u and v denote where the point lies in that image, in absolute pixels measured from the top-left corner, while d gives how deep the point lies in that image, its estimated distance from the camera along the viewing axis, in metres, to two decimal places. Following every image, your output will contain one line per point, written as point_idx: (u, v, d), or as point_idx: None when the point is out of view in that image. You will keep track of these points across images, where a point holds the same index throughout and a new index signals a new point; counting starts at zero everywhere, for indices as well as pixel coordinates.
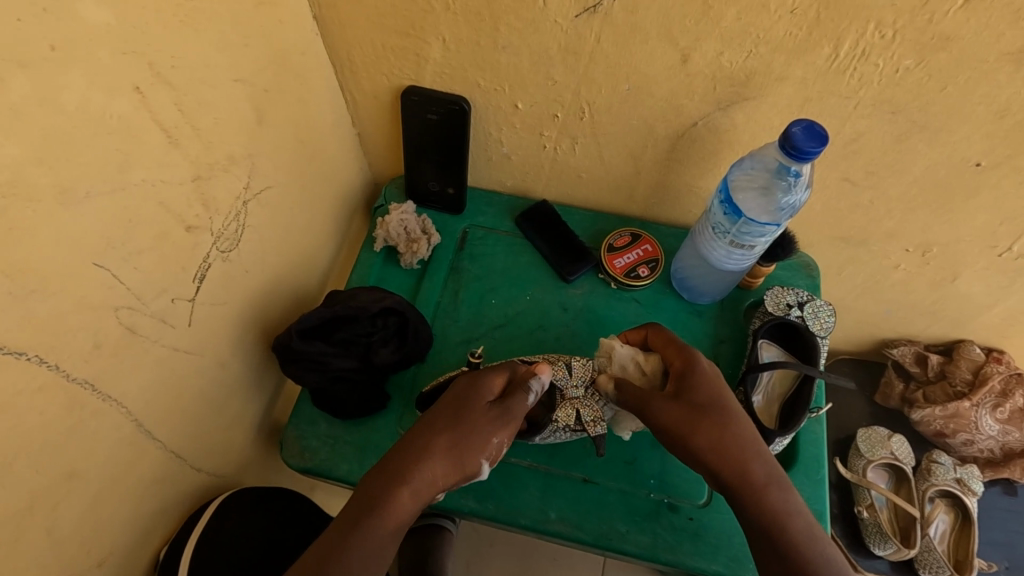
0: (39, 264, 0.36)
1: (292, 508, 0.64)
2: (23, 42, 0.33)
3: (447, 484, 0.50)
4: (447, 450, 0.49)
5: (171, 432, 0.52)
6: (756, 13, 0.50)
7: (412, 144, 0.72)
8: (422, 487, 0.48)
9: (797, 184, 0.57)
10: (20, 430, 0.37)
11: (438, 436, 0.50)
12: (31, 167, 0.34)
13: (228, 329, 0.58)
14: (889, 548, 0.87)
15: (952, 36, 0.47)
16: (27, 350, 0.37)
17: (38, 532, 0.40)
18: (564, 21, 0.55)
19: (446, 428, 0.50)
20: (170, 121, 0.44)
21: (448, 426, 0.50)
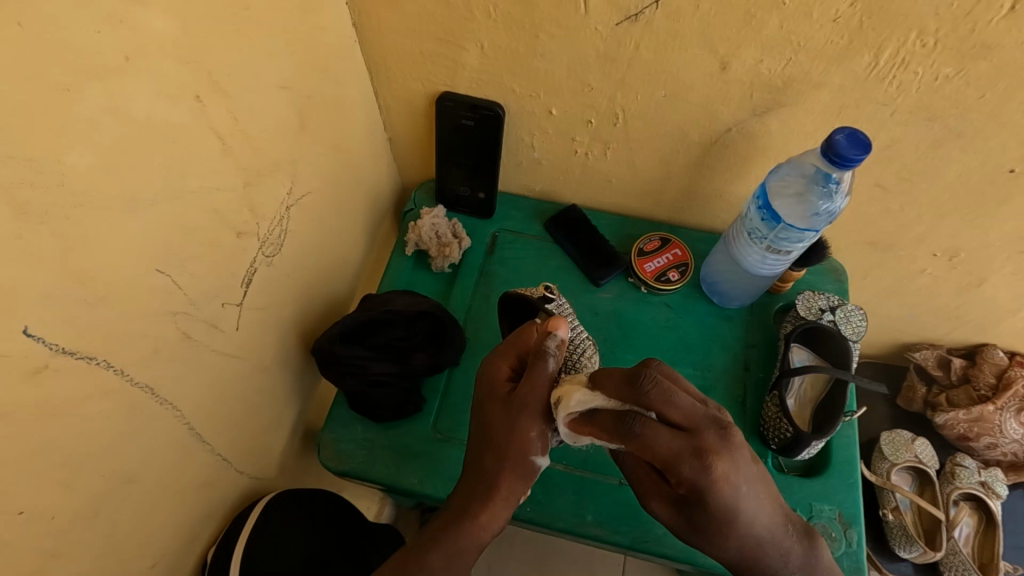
0: (107, 271, 0.37)
1: (334, 518, 0.64)
2: (100, 53, 0.33)
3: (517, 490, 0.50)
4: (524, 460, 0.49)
5: (217, 435, 0.52)
6: (798, 22, 0.50)
7: (444, 149, 0.73)
8: (512, 495, 0.50)
9: (837, 191, 0.57)
10: (87, 435, 0.38)
11: (507, 450, 0.49)
12: (103, 175, 0.35)
13: (269, 333, 0.58)
14: (915, 551, 0.87)
15: (993, 45, 0.48)
16: (95, 355, 0.37)
17: (100, 534, 0.41)
18: (604, 28, 0.55)
19: (509, 441, 0.49)
20: (223, 129, 0.45)
21: (514, 438, 0.49)
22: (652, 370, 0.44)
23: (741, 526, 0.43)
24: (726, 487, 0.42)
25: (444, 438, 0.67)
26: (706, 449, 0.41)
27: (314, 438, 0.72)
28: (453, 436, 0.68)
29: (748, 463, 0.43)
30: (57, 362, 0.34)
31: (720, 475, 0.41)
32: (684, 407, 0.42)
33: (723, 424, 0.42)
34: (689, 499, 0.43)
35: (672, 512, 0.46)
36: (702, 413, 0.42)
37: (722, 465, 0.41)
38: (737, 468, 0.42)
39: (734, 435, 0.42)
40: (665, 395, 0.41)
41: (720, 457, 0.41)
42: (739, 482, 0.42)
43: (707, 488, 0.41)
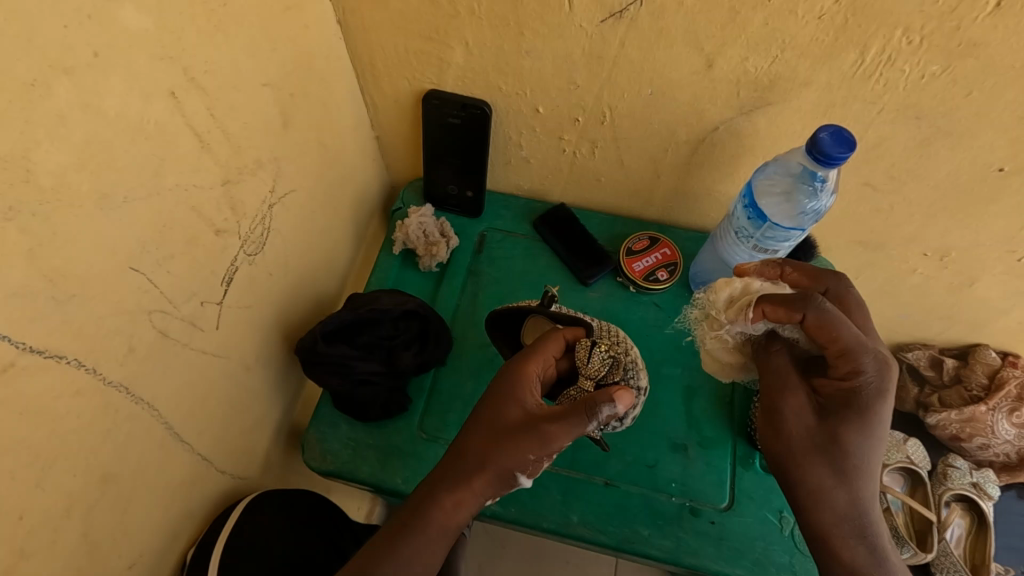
0: (78, 270, 0.36)
1: (321, 517, 0.64)
2: (69, 50, 0.33)
3: (489, 494, 0.48)
4: (513, 475, 0.47)
5: (198, 434, 0.52)
6: (783, 20, 0.50)
7: (432, 148, 0.73)
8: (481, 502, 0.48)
9: (824, 189, 0.56)
10: (59, 434, 0.38)
11: (503, 459, 0.47)
12: (72, 173, 0.35)
13: (252, 333, 0.58)
14: (907, 552, 0.86)
15: (979, 42, 0.47)
16: (67, 354, 0.37)
17: (74, 534, 0.40)
18: (589, 26, 0.55)
19: (508, 448, 0.47)
20: (201, 126, 0.44)
21: (515, 453, 0.47)
22: (831, 289, 0.55)
23: (868, 453, 0.51)
24: (878, 396, 0.50)
25: (430, 438, 0.67)
26: (878, 359, 0.50)
27: (300, 438, 0.72)
28: (439, 436, 0.67)
29: (886, 402, 0.51)
30: (24, 361, 0.34)
31: (867, 378, 0.50)
32: (852, 336, 0.49)
33: (882, 354, 0.51)
34: (840, 399, 0.52)
35: (809, 420, 0.53)
36: (867, 343, 0.50)
37: (869, 364, 0.50)
38: (880, 393, 0.50)
39: (885, 368, 0.50)
40: (849, 302, 0.55)
41: (869, 360, 0.50)
42: (886, 387, 0.51)
43: (867, 387, 0.50)
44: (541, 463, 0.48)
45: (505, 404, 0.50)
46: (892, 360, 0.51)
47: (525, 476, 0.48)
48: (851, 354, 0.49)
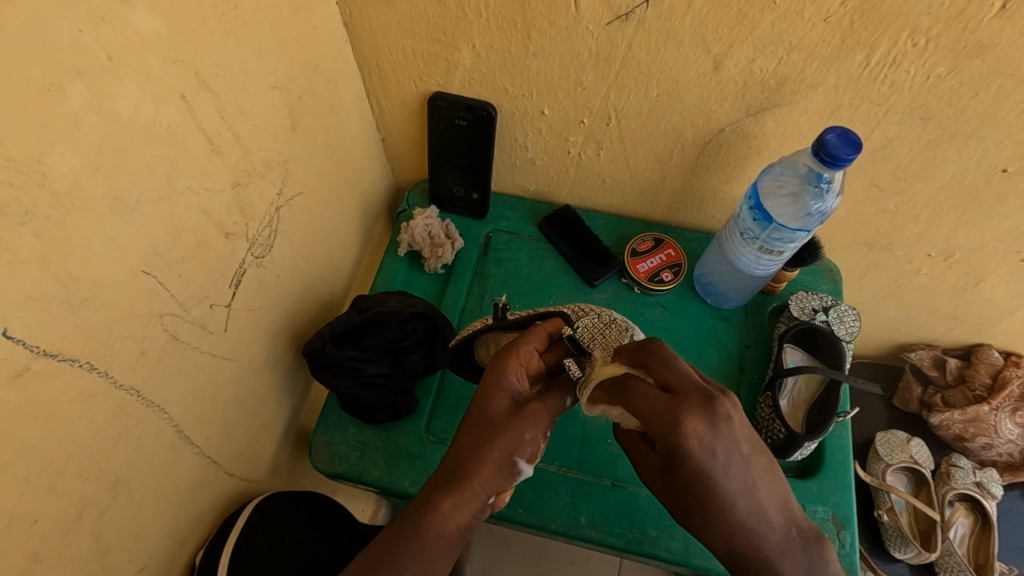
0: (93, 273, 0.36)
1: (331, 519, 0.64)
2: (83, 53, 0.33)
3: (490, 490, 0.47)
4: (517, 463, 0.47)
5: (207, 437, 0.52)
6: (791, 22, 0.50)
7: (438, 150, 0.73)
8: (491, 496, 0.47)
9: (829, 190, 0.57)
10: (72, 437, 0.38)
11: (497, 447, 0.47)
12: (88, 176, 0.35)
13: (260, 335, 0.58)
14: (910, 552, 0.87)
15: (987, 44, 0.48)
16: (81, 358, 0.37)
17: (86, 538, 0.40)
18: (597, 27, 0.55)
19: (505, 437, 0.47)
20: (212, 129, 0.44)
21: (510, 438, 0.47)
22: (649, 348, 0.46)
23: (720, 507, 0.41)
24: (699, 452, 0.40)
25: (438, 440, 0.67)
26: (680, 411, 0.40)
27: (307, 440, 0.72)
28: (447, 437, 0.67)
29: (730, 442, 0.40)
30: (39, 365, 0.34)
31: (691, 434, 0.40)
32: (676, 376, 0.43)
33: (711, 396, 0.41)
34: (664, 462, 0.41)
35: (662, 483, 0.44)
36: (693, 383, 0.42)
37: (693, 423, 0.40)
38: (715, 439, 0.40)
39: (719, 409, 0.40)
40: (670, 358, 0.44)
41: (694, 417, 0.40)
42: (715, 453, 0.40)
43: (681, 449, 0.40)
44: (538, 448, 0.49)
45: (490, 395, 0.50)
46: (727, 400, 0.41)
47: (524, 464, 0.48)
48: (651, 418, 0.41)
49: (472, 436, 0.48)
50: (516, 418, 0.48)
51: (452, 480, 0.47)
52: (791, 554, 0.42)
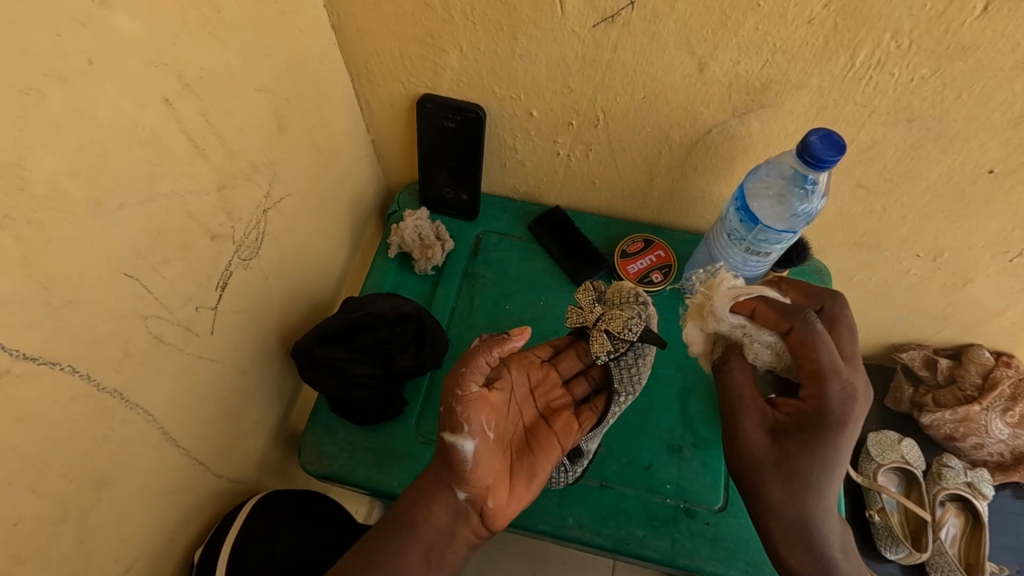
0: (72, 276, 0.37)
1: (328, 517, 0.64)
2: (62, 56, 0.33)
3: (456, 488, 0.53)
4: (445, 439, 0.51)
5: (193, 439, 0.52)
6: (775, 23, 0.50)
7: (427, 151, 0.73)
8: (450, 485, 0.53)
9: (814, 192, 0.58)
10: (53, 439, 0.38)
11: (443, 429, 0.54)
12: (67, 179, 0.35)
13: (248, 337, 0.58)
14: (901, 552, 0.87)
15: (968, 45, 0.48)
16: (61, 361, 0.37)
17: (69, 539, 0.40)
18: (582, 30, 0.55)
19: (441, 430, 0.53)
20: (196, 131, 0.44)
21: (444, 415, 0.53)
22: (826, 308, 0.55)
23: (828, 470, 0.50)
24: (850, 426, 0.50)
25: (427, 441, 0.67)
26: (823, 372, 0.50)
27: (297, 441, 0.72)
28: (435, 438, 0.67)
29: (862, 420, 0.51)
30: (18, 367, 0.34)
31: (841, 399, 0.50)
32: (833, 356, 0.50)
33: (867, 383, 0.52)
34: (805, 417, 0.51)
35: (766, 437, 0.53)
36: (840, 370, 0.50)
37: (841, 391, 0.50)
38: (852, 406, 0.50)
39: (858, 389, 0.50)
40: (818, 339, 0.50)
41: (838, 386, 0.50)
42: (856, 425, 0.50)
43: (829, 413, 0.50)
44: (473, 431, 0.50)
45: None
46: (869, 385, 0.52)
47: (457, 443, 0.50)
48: (823, 374, 0.50)
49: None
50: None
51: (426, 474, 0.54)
52: (830, 521, 0.52)
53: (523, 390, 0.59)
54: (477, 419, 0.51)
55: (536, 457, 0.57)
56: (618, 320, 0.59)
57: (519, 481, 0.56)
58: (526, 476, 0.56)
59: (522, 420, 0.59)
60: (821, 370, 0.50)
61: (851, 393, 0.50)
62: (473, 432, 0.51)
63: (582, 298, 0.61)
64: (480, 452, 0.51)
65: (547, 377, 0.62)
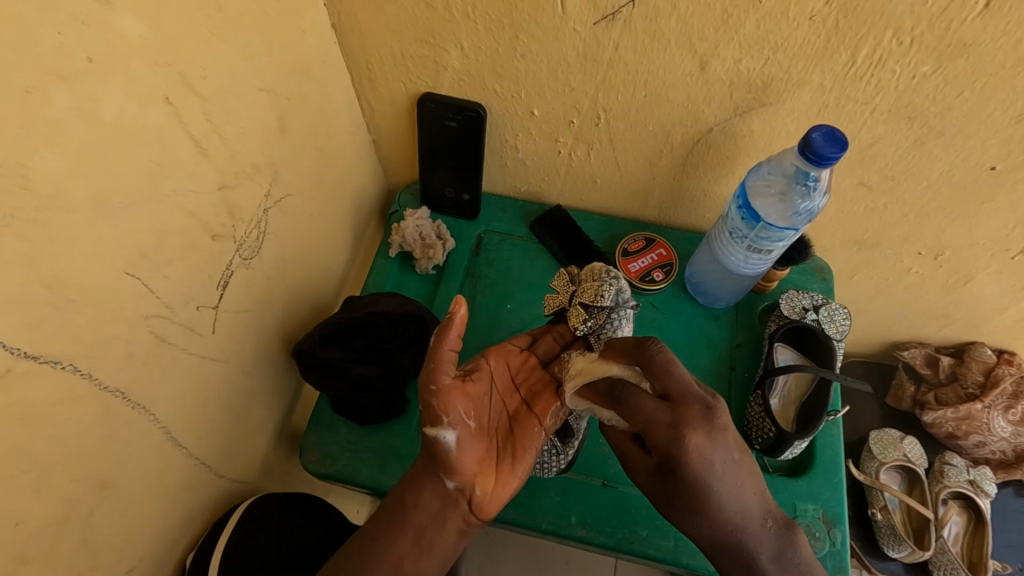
0: (76, 275, 0.37)
1: (324, 517, 0.64)
2: (65, 55, 0.33)
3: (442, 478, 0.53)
4: (427, 433, 0.52)
5: (196, 439, 0.52)
6: (776, 21, 0.50)
7: (428, 151, 0.73)
8: (436, 475, 0.53)
9: (816, 189, 0.58)
10: (57, 439, 0.38)
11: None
12: (71, 179, 0.35)
13: (250, 337, 0.58)
14: (904, 550, 0.87)
15: (970, 42, 0.48)
16: (65, 360, 0.37)
17: (73, 539, 0.40)
18: (584, 28, 0.55)
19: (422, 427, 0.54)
20: (198, 131, 0.44)
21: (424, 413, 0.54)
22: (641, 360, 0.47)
23: (711, 510, 0.44)
24: (699, 465, 0.43)
25: None
26: (683, 423, 0.43)
27: (299, 441, 0.72)
28: None
29: (726, 450, 0.44)
30: (23, 367, 0.34)
31: (693, 448, 0.43)
32: (679, 380, 0.45)
33: (708, 405, 0.44)
34: (663, 471, 0.45)
35: (648, 478, 0.47)
36: (694, 391, 0.44)
37: (696, 438, 0.43)
38: (712, 447, 0.43)
39: (715, 418, 0.44)
40: (661, 366, 0.46)
41: (695, 432, 0.43)
42: (714, 462, 0.43)
43: (683, 461, 0.43)
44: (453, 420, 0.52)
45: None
46: (721, 407, 0.44)
47: (438, 434, 0.51)
48: (652, 430, 0.44)
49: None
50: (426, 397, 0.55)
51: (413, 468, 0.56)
52: (765, 541, 0.46)
53: (505, 379, 0.60)
54: (455, 408, 0.52)
55: (519, 441, 0.57)
56: (592, 292, 0.60)
57: (504, 465, 0.56)
58: (510, 461, 0.56)
59: (506, 408, 0.59)
60: (673, 395, 0.45)
61: (702, 404, 0.44)
62: (452, 421, 0.52)
63: (560, 286, 0.63)
64: (462, 440, 0.52)
65: (528, 362, 0.62)
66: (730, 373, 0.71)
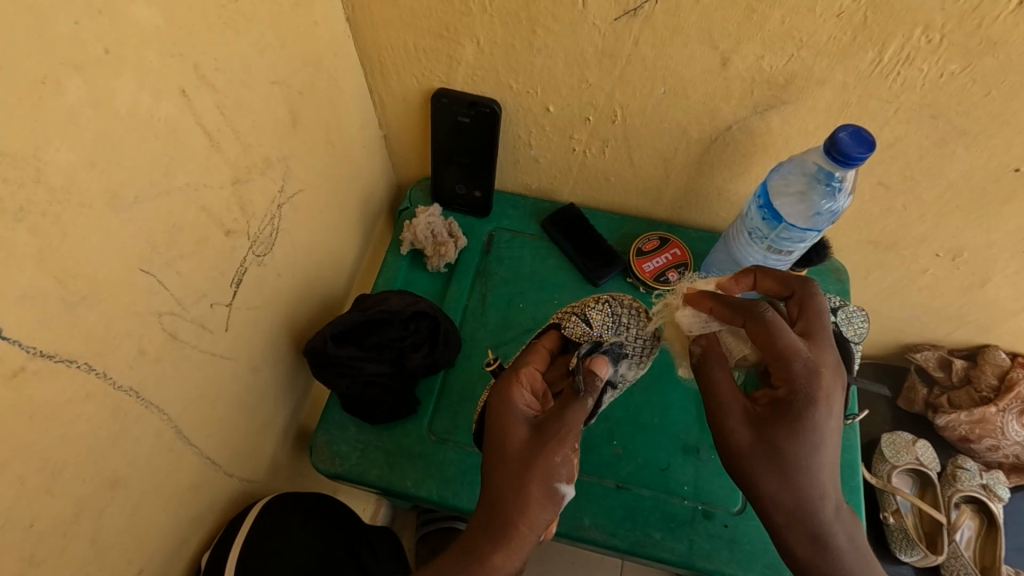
0: (88, 271, 0.36)
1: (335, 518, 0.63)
2: (80, 46, 0.32)
3: (541, 528, 0.46)
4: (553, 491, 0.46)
5: (207, 438, 0.51)
6: (801, 17, 0.49)
7: (441, 148, 0.72)
8: (533, 533, 0.46)
9: (840, 189, 0.56)
10: (68, 438, 0.37)
11: (531, 480, 0.45)
12: (82, 173, 0.34)
13: (261, 333, 0.57)
14: (916, 555, 0.87)
15: (1000, 40, 0.47)
16: (76, 358, 0.36)
17: (83, 540, 0.40)
18: (603, 23, 0.54)
19: (531, 476, 0.45)
20: (211, 124, 0.44)
21: (541, 467, 0.45)
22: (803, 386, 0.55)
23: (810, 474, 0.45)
24: (813, 416, 0.45)
25: (440, 440, 0.66)
26: (786, 362, 0.46)
27: (307, 439, 0.71)
28: (449, 437, 0.67)
29: (827, 412, 0.45)
30: (34, 365, 0.33)
31: (824, 387, 0.45)
32: (792, 339, 0.46)
33: (813, 368, 0.45)
34: (772, 411, 0.46)
35: (751, 431, 0.47)
36: (801, 350, 0.46)
37: (825, 383, 0.45)
38: (808, 401, 0.45)
39: (820, 378, 0.45)
40: (775, 324, 0.46)
41: (828, 373, 0.46)
42: (830, 414, 0.46)
43: (808, 399, 0.45)
44: (570, 465, 0.47)
45: (501, 429, 0.48)
46: (838, 371, 0.47)
47: (564, 486, 0.46)
48: (787, 361, 0.46)
49: (505, 483, 0.46)
50: (537, 449, 0.46)
51: (515, 528, 0.45)
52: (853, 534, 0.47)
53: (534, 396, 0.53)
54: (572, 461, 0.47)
55: None
56: (635, 330, 0.58)
57: None
58: None
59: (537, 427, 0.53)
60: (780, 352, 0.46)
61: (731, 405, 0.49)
62: (569, 473, 0.47)
63: (598, 319, 0.58)
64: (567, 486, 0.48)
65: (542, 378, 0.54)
66: None
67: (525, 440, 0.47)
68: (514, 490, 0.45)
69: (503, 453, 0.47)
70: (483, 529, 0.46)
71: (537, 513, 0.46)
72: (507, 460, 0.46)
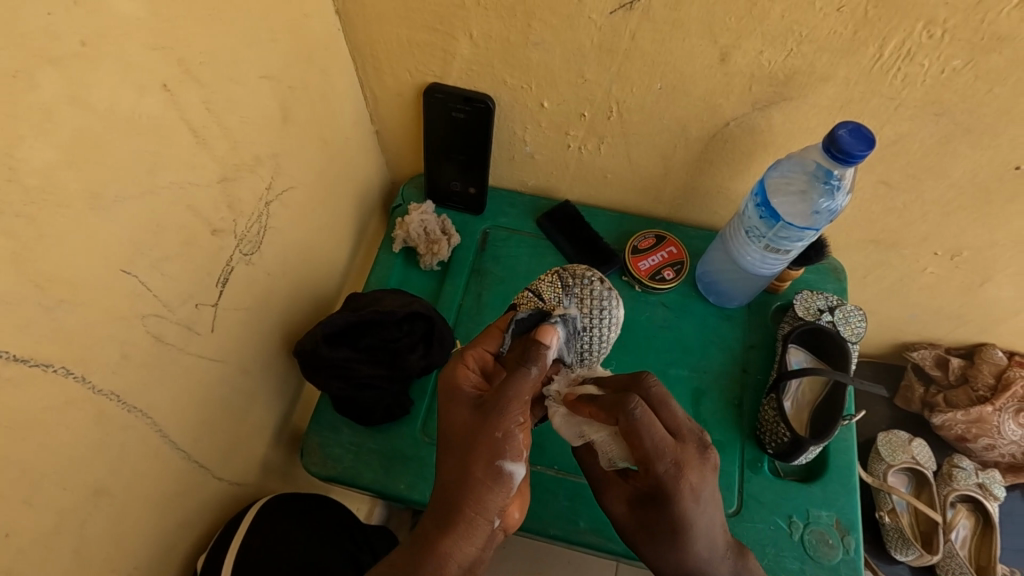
0: (68, 273, 0.34)
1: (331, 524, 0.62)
2: (56, 38, 0.31)
3: (495, 512, 0.45)
4: (495, 470, 0.44)
5: (194, 441, 0.50)
6: (803, 12, 0.48)
7: (435, 143, 0.71)
8: (480, 519, 0.44)
9: (839, 188, 0.56)
10: (49, 445, 0.36)
11: (477, 461, 0.44)
12: (60, 171, 0.32)
13: (250, 334, 0.56)
14: (912, 554, 0.87)
15: (1006, 36, 0.46)
16: (54, 363, 0.35)
17: (65, 548, 0.38)
18: (600, 17, 0.53)
19: (474, 451, 0.44)
20: (197, 120, 0.42)
21: (483, 443, 0.44)
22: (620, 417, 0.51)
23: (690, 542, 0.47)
24: (689, 500, 0.46)
25: (434, 442, 0.65)
26: (685, 460, 0.46)
27: (299, 440, 0.70)
28: None
29: (712, 488, 0.47)
30: (10, 371, 0.32)
31: (687, 486, 0.46)
32: (658, 437, 0.45)
33: (704, 443, 0.47)
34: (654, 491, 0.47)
35: (627, 507, 0.50)
36: (684, 428, 0.47)
37: (692, 477, 0.46)
38: (704, 486, 0.46)
39: (710, 457, 0.47)
40: (642, 425, 0.44)
41: (693, 470, 0.46)
42: (699, 498, 0.46)
43: (675, 494, 0.46)
44: (520, 443, 0.45)
45: (447, 410, 0.47)
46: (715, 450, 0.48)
47: (512, 464, 0.44)
48: (653, 461, 0.45)
49: (448, 462, 0.45)
50: (479, 425, 0.45)
51: (461, 513, 0.44)
52: None
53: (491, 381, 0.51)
54: (521, 438, 0.45)
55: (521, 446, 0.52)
56: (589, 299, 0.58)
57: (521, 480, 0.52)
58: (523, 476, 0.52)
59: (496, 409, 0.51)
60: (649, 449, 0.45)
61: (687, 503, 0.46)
62: (516, 453, 0.45)
63: (548, 292, 0.58)
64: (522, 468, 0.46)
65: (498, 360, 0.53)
66: (743, 375, 0.69)
67: (469, 419, 0.46)
68: (455, 472, 0.45)
69: (448, 438, 0.46)
70: (428, 520, 0.45)
71: (486, 499, 0.44)
72: (455, 444, 0.46)
